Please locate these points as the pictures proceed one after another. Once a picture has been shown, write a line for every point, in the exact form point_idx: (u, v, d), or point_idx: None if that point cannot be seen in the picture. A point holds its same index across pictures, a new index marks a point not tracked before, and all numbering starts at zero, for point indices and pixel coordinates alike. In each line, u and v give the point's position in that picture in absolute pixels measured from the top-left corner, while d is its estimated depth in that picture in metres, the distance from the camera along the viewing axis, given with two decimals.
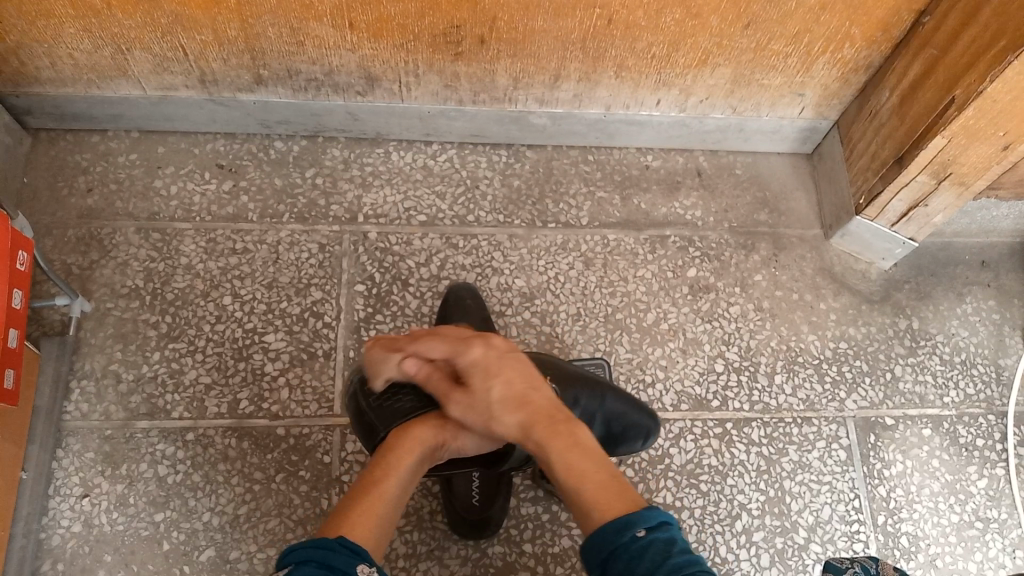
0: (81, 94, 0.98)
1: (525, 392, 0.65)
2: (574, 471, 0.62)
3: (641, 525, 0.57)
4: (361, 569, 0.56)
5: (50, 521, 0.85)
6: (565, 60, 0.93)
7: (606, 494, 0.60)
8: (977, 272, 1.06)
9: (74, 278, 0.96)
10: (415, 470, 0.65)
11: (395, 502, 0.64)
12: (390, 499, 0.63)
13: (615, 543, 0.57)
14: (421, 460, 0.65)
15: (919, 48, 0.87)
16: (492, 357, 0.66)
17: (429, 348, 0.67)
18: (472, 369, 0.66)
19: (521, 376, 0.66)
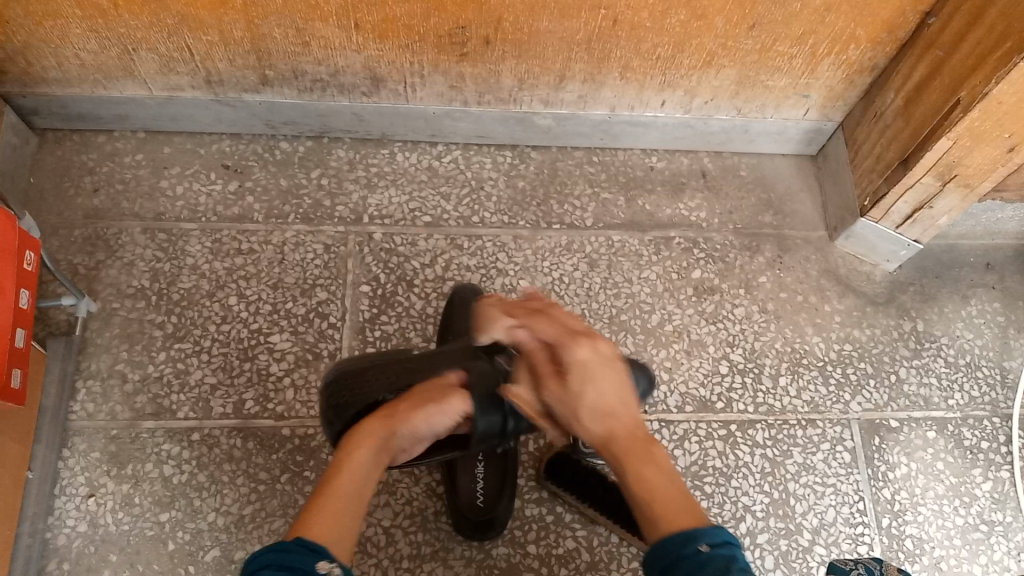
0: (87, 95, 0.98)
1: (616, 405, 0.63)
2: (640, 484, 0.59)
3: (704, 540, 0.55)
4: (321, 566, 0.55)
5: (55, 521, 0.85)
6: (570, 61, 0.93)
7: (671, 509, 0.58)
8: (982, 274, 1.06)
9: (81, 278, 0.97)
10: (372, 461, 0.64)
11: (360, 497, 0.62)
12: (353, 496, 0.61)
13: (677, 553, 0.55)
14: (376, 450, 0.64)
15: (923, 50, 0.87)
16: (596, 362, 0.64)
17: (544, 327, 0.66)
18: (574, 366, 0.63)
19: (618, 389, 0.64)
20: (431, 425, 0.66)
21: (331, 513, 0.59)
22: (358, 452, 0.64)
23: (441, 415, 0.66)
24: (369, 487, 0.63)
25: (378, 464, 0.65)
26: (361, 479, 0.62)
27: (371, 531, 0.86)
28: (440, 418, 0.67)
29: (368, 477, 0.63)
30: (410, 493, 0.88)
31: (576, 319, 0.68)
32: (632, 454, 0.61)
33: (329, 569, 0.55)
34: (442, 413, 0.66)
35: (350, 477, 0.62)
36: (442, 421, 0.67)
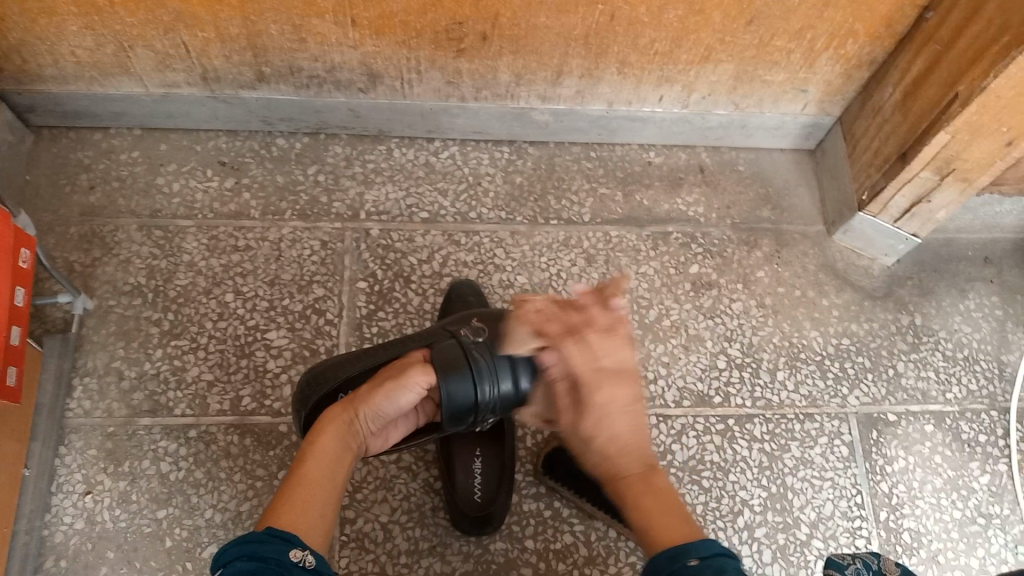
0: (83, 92, 0.98)
1: (628, 445, 0.68)
2: (637, 512, 0.65)
3: (694, 554, 0.59)
4: (293, 555, 0.59)
5: (52, 519, 0.85)
6: (568, 56, 0.93)
7: (666, 528, 0.63)
8: (979, 267, 1.06)
9: (77, 275, 0.96)
10: (337, 449, 0.69)
11: (329, 484, 0.67)
12: (323, 482, 0.67)
13: (665, 571, 0.59)
14: (341, 437, 0.70)
15: (922, 44, 0.87)
16: (612, 404, 0.69)
17: (571, 356, 0.69)
18: (592, 407, 0.68)
19: (633, 432, 0.69)
20: (392, 404, 0.71)
21: (300, 499, 0.65)
22: (325, 440, 0.69)
23: (404, 394, 0.71)
24: (338, 473, 0.69)
25: (347, 449, 0.70)
26: (329, 466, 0.68)
27: (368, 527, 0.86)
28: (403, 397, 0.71)
29: (338, 464, 0.69)
30: (408, 488, 0.88)
31: (606, 348, 0.70)
32: (636, 488, 0.67)
33: (301, 557, 0.59)
34: (403, 391, 0.71)
35: (319, 465, 0.68)
36: (406, 401, 0.71)
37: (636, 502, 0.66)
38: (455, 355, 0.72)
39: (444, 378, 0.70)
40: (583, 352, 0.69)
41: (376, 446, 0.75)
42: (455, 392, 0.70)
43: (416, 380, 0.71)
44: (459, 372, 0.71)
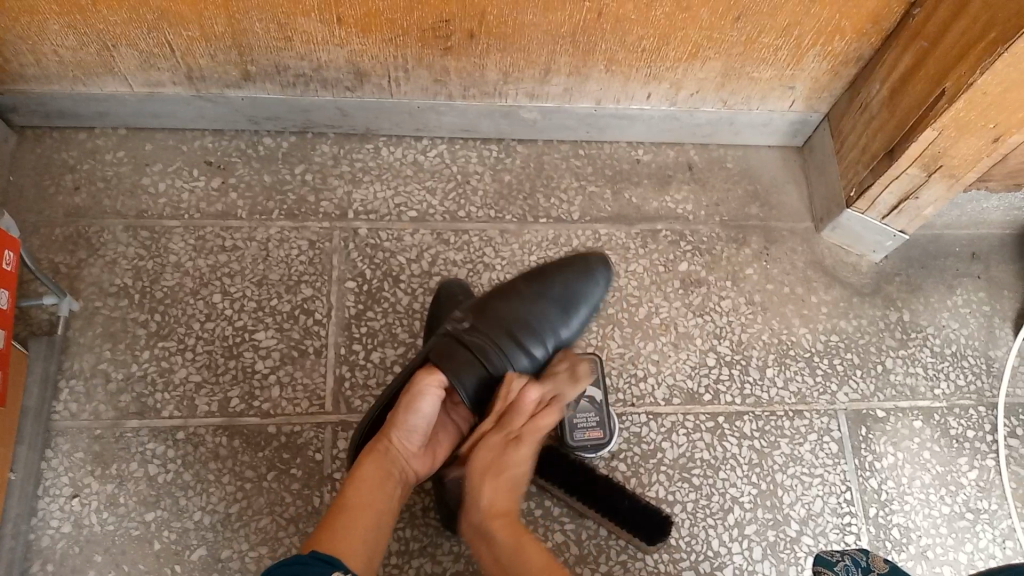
0: (67, 91, 0.97)
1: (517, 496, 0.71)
2: (526, 554, 0.66)
3: None
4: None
5: (39, 522, 0.84)
6: (555, 54, 0.93)
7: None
8: (967, 263, 1.06)
9: (63, 276, 0.96)
10: (378, 477, 0.71)
11: (373, 507, 0.70)
12: (365, 509, 0.69)
13: None
14: (381, 467, 0.72)
15: (909, 40, 0.87)
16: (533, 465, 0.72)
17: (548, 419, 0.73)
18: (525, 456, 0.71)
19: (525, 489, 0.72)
20: (417, 415, 0.73)
21: (344, 527, 0.67)
22: (363, 469, 0.71)
23: (422, 400, 0.73)
24: (381, 499, 0.71)
25: (389, 474, 0.72)
26: (372, 492, 0.70)
27: None
28: (425, 407, 0.73)
29: (380, 489, 0.71)
30: None
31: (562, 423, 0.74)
32: (526, 539, 0.68)
33: None
34: (420, 398, 0.73)
35: (360, 492, 0.70)
36: (428, 406, 0.74)
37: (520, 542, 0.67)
38: (450, 346, 0.76)
39: (452, 371, 0.74)
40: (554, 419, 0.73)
41: (423, 467, 0.76)
42: (470, 377, 0.74)
43: (429, 384, 0.73)
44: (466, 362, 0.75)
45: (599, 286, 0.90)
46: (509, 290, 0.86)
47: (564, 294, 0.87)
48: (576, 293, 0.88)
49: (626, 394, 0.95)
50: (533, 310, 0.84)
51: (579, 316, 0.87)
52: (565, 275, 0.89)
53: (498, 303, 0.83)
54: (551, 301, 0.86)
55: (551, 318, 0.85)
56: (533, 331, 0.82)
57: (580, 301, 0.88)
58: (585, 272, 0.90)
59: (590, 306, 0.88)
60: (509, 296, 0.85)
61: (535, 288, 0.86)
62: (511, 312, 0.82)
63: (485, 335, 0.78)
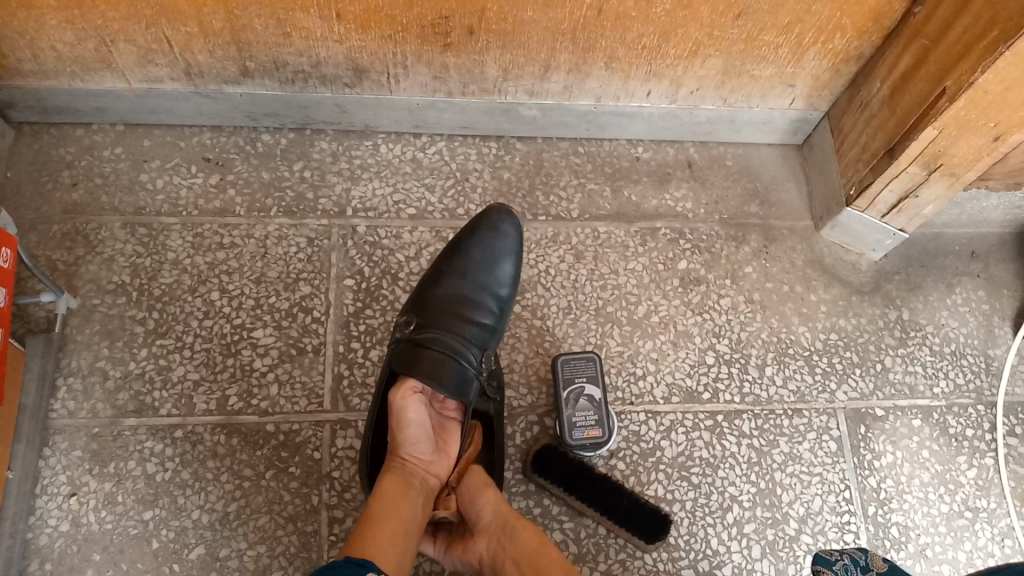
0: (64, 87, 0.96)
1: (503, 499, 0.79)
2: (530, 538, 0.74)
3: None
4: None
5: (37, 521, 0.84)
6: (555, 50, 0.92)
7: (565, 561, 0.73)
8: (966, 262, 1.06)
9: (60, 274, 0.95)
10: (399, 492, 0.73)
11: (402, 512, 0.72)
12: (392, 519, 0.71)
13: None
14: (399, 483, 0.74)
15: (910, 38, 0.87)
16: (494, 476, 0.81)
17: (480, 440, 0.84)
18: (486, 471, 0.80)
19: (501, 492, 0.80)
20: (411, 426, 0.76)
21: (376, 533, 0.69)
22: (383, 486, 0.73)
23: (407, 412, 0.76)
24: (407, 504, 0.73)
25: (409, 483, 0.75)
26: (397, 502, 0.72)
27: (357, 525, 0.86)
28: (416, 418, 0.77)
29: (405, 497, 0.73)
30: None
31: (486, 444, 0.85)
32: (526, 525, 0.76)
33: None
34: (406, 409, 0.76)
35: (386, 502, 0.72)
36: (417, 414, 0.77)
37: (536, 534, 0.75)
38: (410, 353, 0.82)
39: (419, 373, 0.80)
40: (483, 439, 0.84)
41: (443, 469, 0.80)
42: (438, 369, 0.81)
43: (406, 396, 0.77)
44: (428, 361, 0.81)
45: (512, 236, 0.92)
46: (434, 277, 0.91)
47: (484, 260, 0.91)
48: (495, 253, 0.91)
49: (626, 393, 0.95)
50: (465, 287, 0.89)
51: (506, 273, 0.91)
52: (476, 239, 0.92)
53: (432, 294, 0.89)
54: (476, 271, 0.90)
55: (488, 286, 0.90)
56: (475, 307, 0.88)
57: (501, 259, 0.91)
58: (492, 228, 0.92)
59: (511, 258, 0.92)
60: (437, 283, 0.90)
61: (455, 265, 0.91)
62: (448, 299, 0.88)
63: (433, 330, 0.85)
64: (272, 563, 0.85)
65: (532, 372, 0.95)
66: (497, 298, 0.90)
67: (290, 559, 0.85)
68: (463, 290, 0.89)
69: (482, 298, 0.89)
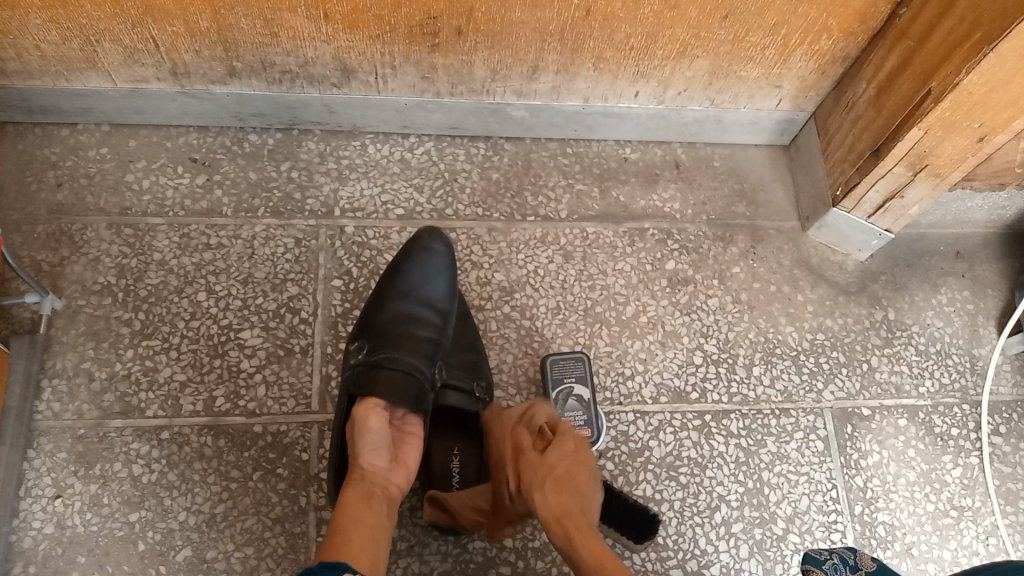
0: (49, 87, 0.95)
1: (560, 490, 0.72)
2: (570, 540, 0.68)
3: None
4: None
5: (22, 523, 0.84)
6: (544, 51, 0.92)
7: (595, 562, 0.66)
8: (951, 262, 1.07)
9: (45, 275, 0.95)
10: (361, 499, 0.72)
11: (368, 520, 0.71)
12: (359, 524, 0.70)
13: None
14: (362, 491, 0.73)
15: (895, 40, 0.88)
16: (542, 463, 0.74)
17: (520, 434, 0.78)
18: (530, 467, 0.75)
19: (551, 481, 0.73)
20: (370, 434, 0.76)
21: (344, 542, 0.67)
22: (347, 494, 0.72)
23: (369, 420, 0.77)
24: (372, 513, 0.71)
25: (371, 492, 0.73)
26: (360, 509, 0.71)
27: None
28: (373, 426, 0.76)
29: (368, 507, 0.72)
30: None
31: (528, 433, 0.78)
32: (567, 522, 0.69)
33: None
34: (367, 418, 0.77)
35: (349, 515, 0.70)
36: (377, 421, 0.77)
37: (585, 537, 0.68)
38: (364, 374, 0.81)
39: (380, 391, 0.80)
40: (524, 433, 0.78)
41: (403, 478, 0.78)
42: (397, 385, 0.80)
43: (369, 408, 0.78)
44: (383, 377, 0.80)
45: (444, 253, 0.93)
46: (377, 301, 0.90)
47: (422, 278, 0.90)
48: (430, 272, 0.91)
49: (614, 393, 0.95)
50: (408, 305, 0.89)
51: (445, 287, 0.91)
52: (410, 260, 0.92)
53: (377, 317, 0.88)
54: (417, 289, 0.90)
55: (430, 299, 0.90)
56: (422, 323, 0.87)
57: (438, 276, 0.91)
58: (423, 249, 0.92)
59: (446, 273, 0.91)
60: (380, 307, 0.89)
61: (395, 287, 0.90)
62: (394, 320, 0.88)
63: (386, 350, 0.84)
64: (260, 564, 0.84)
65: (521, 373, 0.95)
66: (440, 311, 0.89)
67: (277, 561, 0.84)
68: (406, 307, 0.89)
69: (427, 314, 0.88)
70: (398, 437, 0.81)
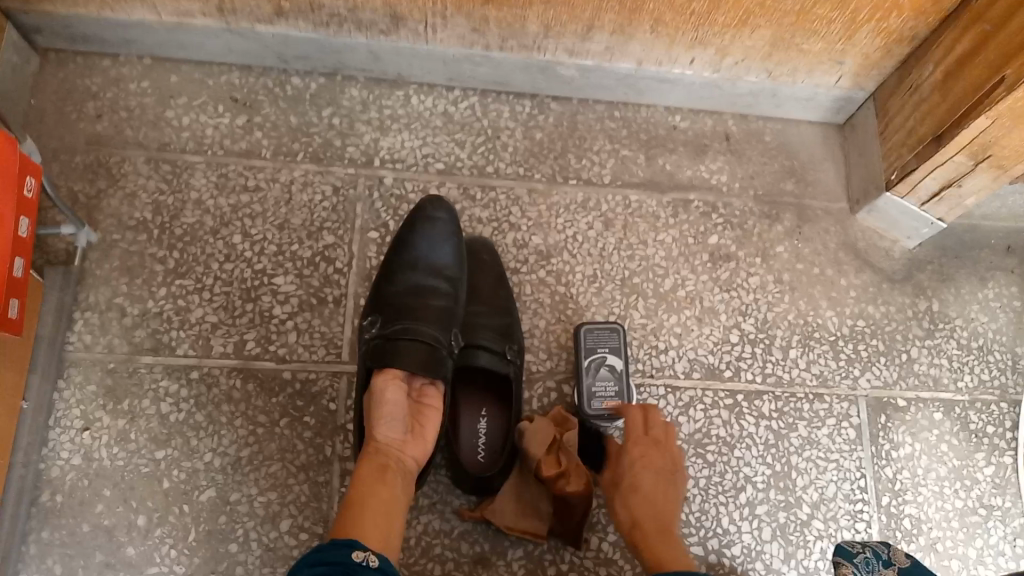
0: (94, 16, 0.93)
1: (648, 493, 0.77)
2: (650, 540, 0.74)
3: None
4: (356, 556, 0.62)
5: (49, 452, 0.84)
6: (600, 10, 0.89)
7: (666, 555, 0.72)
8: (1002, 256, 1.03)
9: (81, 207, 0.94)
10: (373, 471, 0.72)
11: (382, 492, 0.70)
12: (372, 498, 0.69)
13: None
14: (375, 463, 0.73)
15: (970, 22, 0.83)
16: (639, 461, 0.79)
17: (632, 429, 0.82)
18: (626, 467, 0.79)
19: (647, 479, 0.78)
20: (386, 405, 0.76)
21: (357, 517, 0.68)
22: (361, 468, 0.72)
23: (386, 392, 0.77)
24: (385, 486, 0.71)
25: (385, 465, 0.73)
26: (373, 483, 0.71)
27: None
28: (388, 399, 0.76)
29: (382, 479, 0.72)
30: None
31: (640, 428, 0.82)
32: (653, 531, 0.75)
33: (364, 557, 0.62)
34: (384, 391, 0.77)
35: (362, 487, 0.70)
36: (393, 393, 0.77)
37: (660, 543, 0.74)
38: (381, 348, 0.80)
39: (401, 362, 0.78)
40: (638, 428, 0.82)
41: (422, 450, 0.77)
42: (418, 357, 0.79)
43: (386, 380, 0.78)
44: (400, 349, 0.79)
45: (448, 221, 0.90)
46: (386, 275, 0.88)
47: (429, 247, 0.88)
48: (436, 243, 0.88)
49: (646, 366, 0.94)
50: (419, 276, 0.87)
51: (453, 256, 0.89)
52: (414, 232, 0.89)
53: (388, 291, 0.86)
54: (425, 260, 0.88)
55: (442, 268, 0.88)
56: (435, 294, 0.86)
57: (444, 246, 0.89)
58: (426, 219, 0.90)
59: (452, 241, 0.89)
60: (390, 280, 0.87)
61: (403, 259, 0.88)
62: (407, 292, 0.86)
63: (401, 323, 0.82)
64: (282, 510, 0.84)
65: (553, 339, 0.94)
66: (451, 279, 0.87)
67: (299, 508, 0.85)
68: (416, 277, 0.86)
69: (439, 285, 0.86)
70: (417, 410, 0.80)
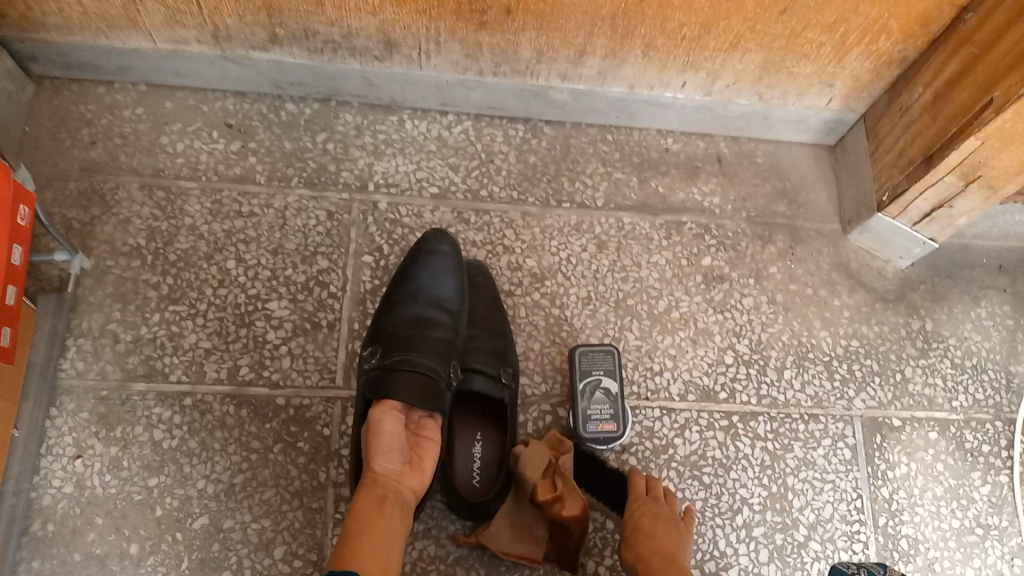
0: (89, 44, 0.94)
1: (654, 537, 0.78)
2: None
3: None
4: None
5: (41, 481, 0.83)
6: (593, 36, 0.90)
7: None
8: (993, 275, 1.04)
9: (75, 233, 0.94)
10: (371, 502, 0.71)
11: (379, 524, 0.70)
12: (370, 530, 0.69)
13: None
14: (372, 494, 0.72)
15: (958, 45, 0.85)
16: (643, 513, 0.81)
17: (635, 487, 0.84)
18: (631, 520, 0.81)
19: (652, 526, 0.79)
20: (383, 436, 0.75)
21: (354, 550, 0.67)
22: (358, 499, 0.72)
23: (383, 423, 0.76)
24: (382, 518, 0.70)
25: (382, 496, 0.72)
26: (371, 514, 0.70)
27: None
28: (386, 430, 0.76)
29: (379, 511, 0.71)
30: None
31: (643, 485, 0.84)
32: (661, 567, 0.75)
33: None
34: (382, 421, 0.76)
35: (359, 519, 0.70)
36: (391, 424, 0.76)
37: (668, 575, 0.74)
38: (379, 377, 0.80)
39: (398, 393, 0.78)
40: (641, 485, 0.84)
41: (419, 481, 0.77)
42: (416, 387, 0.79)
43: (383, 410, 0.77)
44: (398, 379, 0.79)
45: (450, 255, 0.91)
46: (386, 306, 0.88)
47: (430, 279, 0.89)
48: (438, 275, 0.89)
49: (641, 388, 0.93)
50: (419, 307, 0.87)
51: (454, 290, 0.89)
52: (415, 264, 0.90)
53: (388, 322, 0.87)
54: (426, 292, 0.88)
55: (443, 299, 0.88)
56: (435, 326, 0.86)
57: (446, 278, 0.89)
58: (428, 251, 0.90)
59: (454, 274, 0.90)
60: (391, 311, 0.87)
61: (404, 291, 0.88)
62: (406, 324, 0.86)
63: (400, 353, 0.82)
64: (276, 538, 0.84)
65: (547, 362, 0.94)
66: (452, 311, 0.88)
67: (293, 535, 0.84)
68: (416, 308, 0.87)
69: (439, 317, 0.87)
70: (413, 441, 0.80)
